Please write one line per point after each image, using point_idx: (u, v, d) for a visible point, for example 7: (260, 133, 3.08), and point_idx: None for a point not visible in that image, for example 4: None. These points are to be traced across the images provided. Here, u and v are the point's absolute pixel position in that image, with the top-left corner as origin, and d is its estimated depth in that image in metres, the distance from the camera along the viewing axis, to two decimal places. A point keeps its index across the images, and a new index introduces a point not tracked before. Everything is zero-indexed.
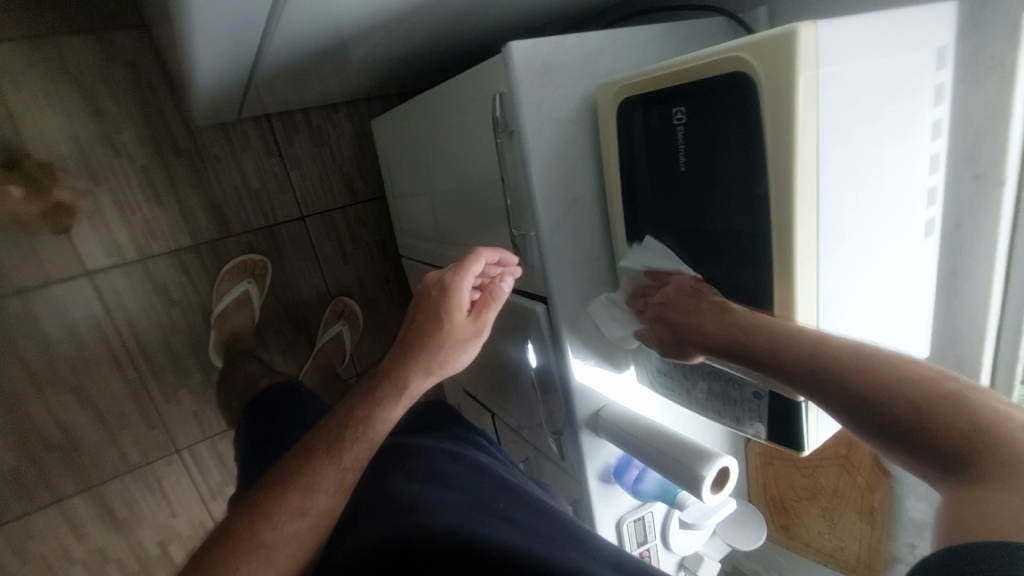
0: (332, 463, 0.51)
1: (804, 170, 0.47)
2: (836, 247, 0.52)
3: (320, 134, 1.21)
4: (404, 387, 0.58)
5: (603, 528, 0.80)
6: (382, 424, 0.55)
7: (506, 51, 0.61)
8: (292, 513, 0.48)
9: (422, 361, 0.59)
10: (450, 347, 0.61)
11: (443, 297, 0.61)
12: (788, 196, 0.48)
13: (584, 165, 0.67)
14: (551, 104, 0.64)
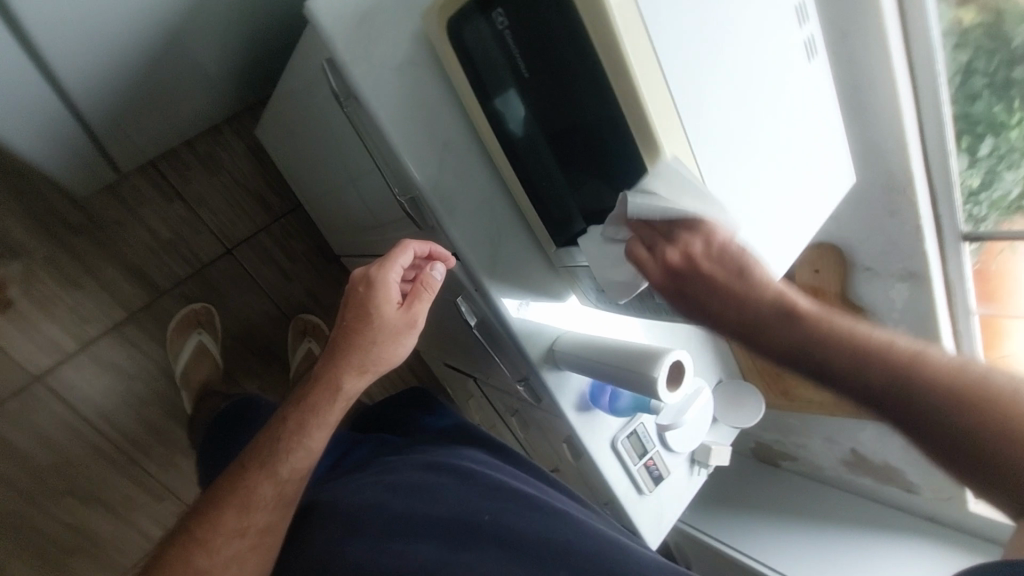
0: (269, 476, 0.55)
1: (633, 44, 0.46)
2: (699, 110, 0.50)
3: (213, 161, 1.14)
4: (338, 388, 0.59)
5: (598, 453, 0.80)
6: (318, 430, 0.58)
7: (309, 14, 0.57)
8: (230, 533, 0.52)
9: (353, 363, 0.59)
10: (384, 345, 0.60)
11: (371, 296, 0.59)
12: None
13: (442, 102, 0.61)
14: (380, 52, 0.59)
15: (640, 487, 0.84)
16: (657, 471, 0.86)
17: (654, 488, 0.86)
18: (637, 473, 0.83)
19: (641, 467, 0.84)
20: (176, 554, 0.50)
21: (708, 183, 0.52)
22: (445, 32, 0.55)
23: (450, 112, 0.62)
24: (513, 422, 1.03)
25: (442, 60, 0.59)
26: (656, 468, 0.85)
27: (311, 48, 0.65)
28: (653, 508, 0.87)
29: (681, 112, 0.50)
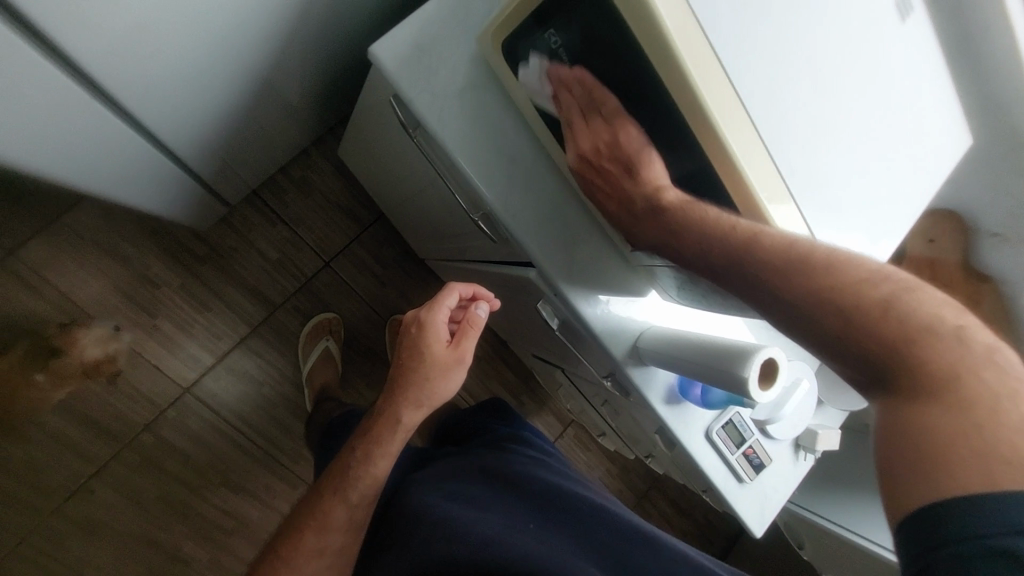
0: (340, 502, 0.61)
1: (689, 46, 0.43)
2: (778, 98, 0.46)
3: (306, 183, 1.24)
4: (398, 422, 0.64)
5: (692, 445, 0.78)
6: (383, 460, 0.63)
7: (372, 58, 0.60)
8: (309, 554, 0.59)
9: (407, 401, 0.63)
10: (434, 382, 0.64)
11: (422, 340, 0.63)
12: (677, 70, 0.43)
13: (505, 120, 0.63)
14: (441, 81, 0.61)
15: (741, 475, 0.82)
16: (759, 459, 0.83)
17: (757, 475, 0.84)
18: (736, 462, 0.81)
19: (740, 456, 0.81)
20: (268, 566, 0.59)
21: (792, 179, 0.48)
22: (500, 53, 0.55)
23: (514, 127, 0.63)
24: (604, 411, 1.03)
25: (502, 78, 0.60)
26: (757, 457, 0.82)
27: (377, 81, 0.69)
28: (756, 495, 0.85)
29: (758, 106, 0.45)
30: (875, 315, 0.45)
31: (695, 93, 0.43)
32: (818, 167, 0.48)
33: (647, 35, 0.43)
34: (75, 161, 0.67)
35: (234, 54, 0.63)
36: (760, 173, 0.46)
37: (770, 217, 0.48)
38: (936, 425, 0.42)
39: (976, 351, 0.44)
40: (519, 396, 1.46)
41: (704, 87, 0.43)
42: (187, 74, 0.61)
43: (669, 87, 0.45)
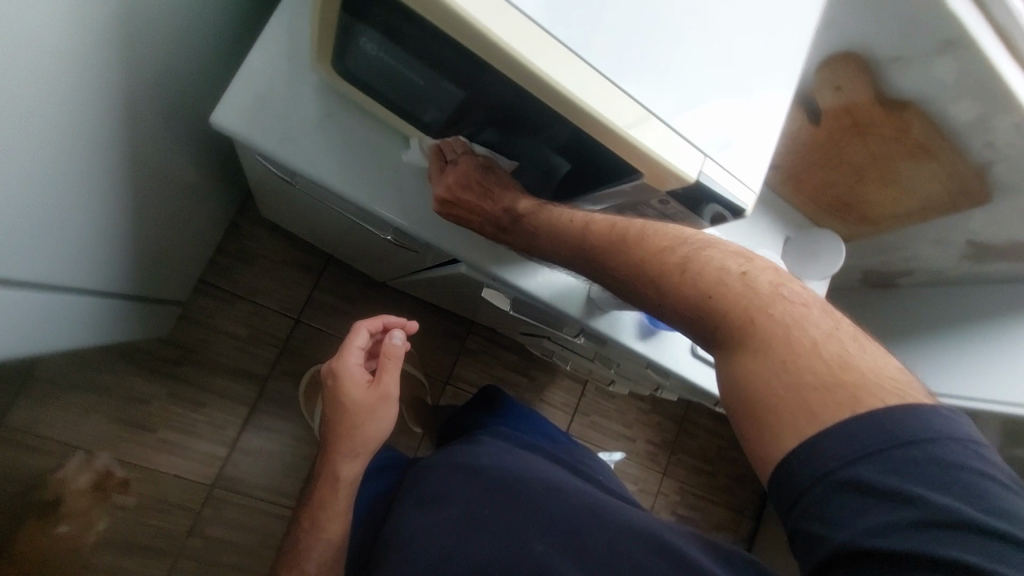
0: (308, 558, 0.71)
1: (487, 9, 0.39)
2: (604, 24, 0.42)
3: (247, 252, 1.23)
4: (340, 471, 0.72)
5: (683, 368, 0.79)
6: (334, 514, 0.72)
7: (218, 127, 0.57)
8: None
9: (343, 453, 0.71)
10: (363, 427, 0.71)
11: (341, 396, 0.68)
12: (487, 38, 0.39)
13: (371, 135, 0.63)
14: (295, 122, 0.59)
15: None
16: None
17: None
18: None
19: None
20: None
21: (653, 99, 0.44)
22: (335, 72, 0.55)
23: (383, 138, 0.63)
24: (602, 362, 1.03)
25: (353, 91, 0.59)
26: None
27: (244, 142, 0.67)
28: None
29: (585, 40, 0.42)
30: (730, 292, 0.46)
31: (514, 57, 0.40)
32: (684, 76, 0.45)
33: (442, 13, 0.39)
34: (31, 343, 0.67)
35: (111, 180, 0.62)
36: (615, 110, 0.43)
37: (650, 150, 0.45)
38: (791, 395, 0.42)
39: (851, 359, 0.42)
40: (527, 372, 1.48)
41: (529, 48, 0.40)
42: (79, 219, 0.60)
43: (489, 58, 0.41)
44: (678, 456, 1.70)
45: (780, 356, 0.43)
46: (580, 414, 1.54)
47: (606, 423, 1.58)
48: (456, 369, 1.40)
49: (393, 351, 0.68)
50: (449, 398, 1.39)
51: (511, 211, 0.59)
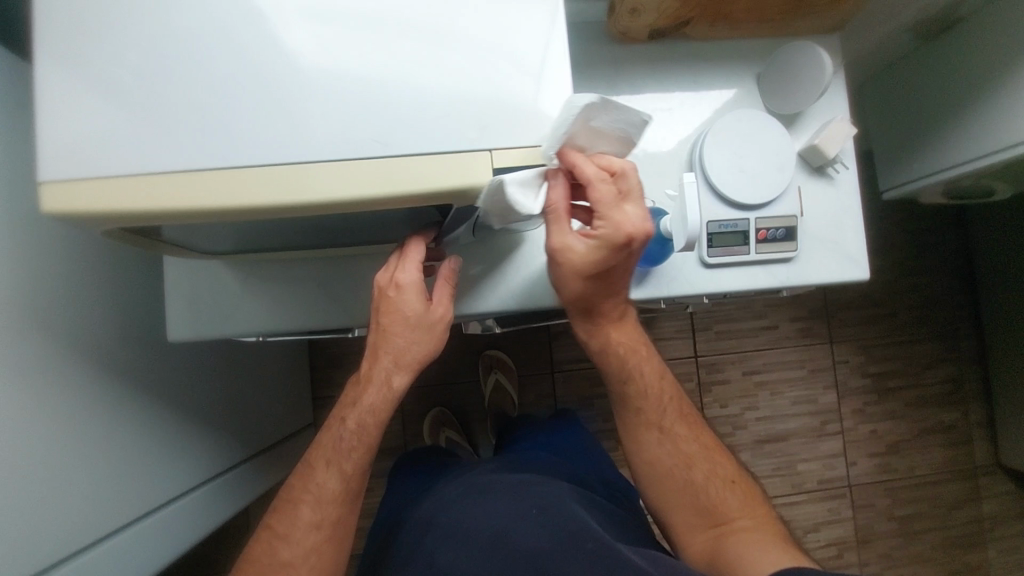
0: (334, 470, 0.64)
1: (204, 190, 0.41)
2: (310, 114, 0.41)
3: (334, 359, 1.39)
4: (389, 388, 0.63)
5: (703, 285, 0.70)
6: (371, 435, 0.64)
7: (177, 339, 0.66)
8: (308, 530, 0.63)
9: (398, 365, 0.62)
10: (397, 377, 0.62)
11: (398, 274, 0.58)
12: (221, 209, 0.41)
13: (282, 270, 0.66)
14: (222, 300, 0.66)
15: (782, 258, 0.70)
16: (782, 228, 0.70)
17: (798, 242, 0.70)
18: (763, 254, 0.69)
19: (761, 246, 0.69)
20: (263, 547, 0.64)
21: (400, 141, 0.42)
22: (215, 252, 0.61)
23: (294, 265, 0.67)
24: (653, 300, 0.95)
25: (251, 252, 0.63)
26: (779, 228, 0.70)
27: None
28: (818, 254, 0.71)
29: (301, 143, 0.41)
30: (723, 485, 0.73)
31: (251, 206, 0.41)
32: (417, 96, 0.42)
33: (180, 216, 0.42)
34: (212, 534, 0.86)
35: (166, 402, 0.76)
36: (368, 177, 0.41)
37: (416, 190, 0.42)
38: (709, 494, 0.73)
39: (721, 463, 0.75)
40: None
41: (244, 194, 0.41)
42: (166, 442, 0.75)
43: (243, 216, 0.43)
44: (838, 315, 1.49)
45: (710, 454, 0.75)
46: (701, 332, 1.45)
47: (735, 326, 1.46)
48: (556, 356, 1.41)
49: (445, 276, 0.62)
50: (563, 384, 1.40)
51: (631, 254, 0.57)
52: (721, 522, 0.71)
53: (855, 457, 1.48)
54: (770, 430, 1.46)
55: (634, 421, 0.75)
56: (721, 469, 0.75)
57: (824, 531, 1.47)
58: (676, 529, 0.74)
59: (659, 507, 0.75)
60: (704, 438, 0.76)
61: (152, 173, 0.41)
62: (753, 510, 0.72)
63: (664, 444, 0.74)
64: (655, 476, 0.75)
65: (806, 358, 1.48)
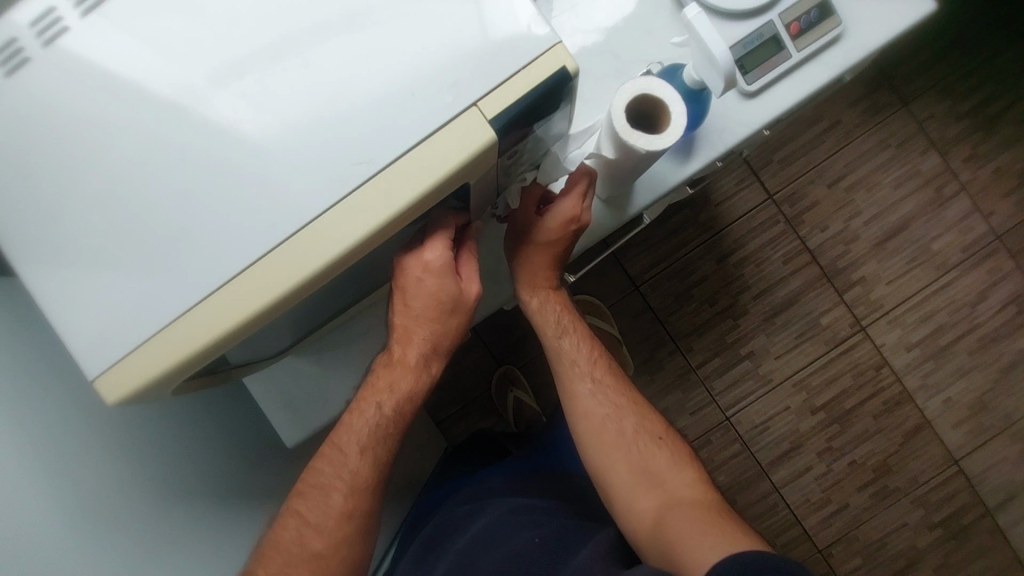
0: (357, 457, 0.58)
1: (236, 305, 0.37)
2: (289, 171, 0.37)
3: None
4: (426, 371, 0.58)
5: (759, 119, 0.61)
6: (401, 415, 0.58)
7: (297, 441, 0.66)
8: (323, 517, 0.58)
9: (434, 345, 0.56)
10: (435, 365, 0.58)
11: (427, 255, 0.49)
12: (259, 313, 0.38)
13: (350, 331, 0.64)
14: (313, 388, 0.65)
15: (830, 40, 0.59)
16: (813, 10, 0.59)
17: (838, 14, 0.59)
18: (806, 49, 0.59)
19: (800, 42, 0.59)
20: (277, 533, 0.58)
21: (387, 145, 0.36)
22: (284, 348, 0.59)
23: (357, 322, 0.64)
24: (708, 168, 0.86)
25: (313, 331, 0.61)
26: (810, 11, 0.59)
27: None
28: (867, 14, 0.60)
29: (298, 206, 0.37)
30: (670, 468, 0.66)
31: (286, 294, 0.37)
32: (376, 91, 0.36)
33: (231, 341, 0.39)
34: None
35: None
36: (378, 202, 0.36)
37: (425, 189, 0.36)
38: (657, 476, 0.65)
39: (669, 450, 0.68)
40: (682, 204, 1.33)
41: (269, 289, 0.37)
42: None
43: (287, 308, 0.39)
44: (898, 73, 1.31)
45: (661, 440, 0.69)
46: (764, 170, 1.32)
47: (795, 145, 1.32)
48: (633, 272, 1.34)
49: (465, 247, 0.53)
50: (656, 293, 1.34)
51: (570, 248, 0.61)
52: (653, 481, 0.65)
53: (991, 207, 1.32)
54: (885, 226, 1.33)
55: (566, 366, 0.71)
56: (649, 422, 0.70)
57: (995, 294, 1.33)
58: (616, 499, 0.66)
59: (595, 467, 0.69)
60: (632, 394, 0.72)
61: (177, 319, 0.38)
62: (681, 473, 0.66)
63: (599, 395, 0.70)
64: (591, 433, 0.69)
65: (886, 136, 1.31)
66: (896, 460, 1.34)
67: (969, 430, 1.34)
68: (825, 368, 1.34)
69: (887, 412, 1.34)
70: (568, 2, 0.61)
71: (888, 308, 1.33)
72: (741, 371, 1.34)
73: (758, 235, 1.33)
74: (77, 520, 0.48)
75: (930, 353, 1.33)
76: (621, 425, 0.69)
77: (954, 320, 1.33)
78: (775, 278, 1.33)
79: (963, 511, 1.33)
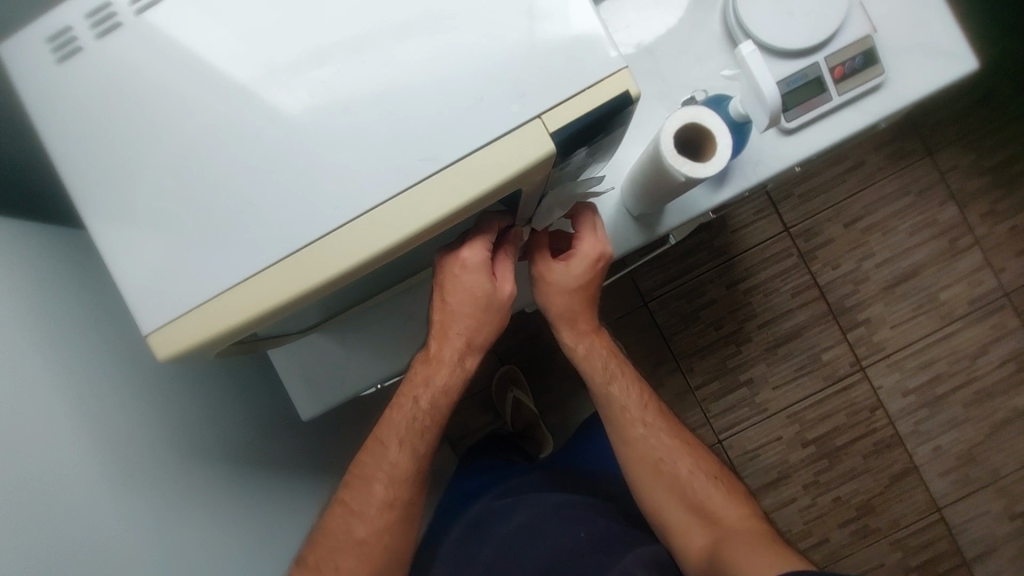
0: (398, 454, 0.60)
1: (296, 277, 0.39)
2: (358, 157, 0.39)
3: None
4: (458, 367, 0.59)
5: (794, 156, 0.62)
6: (432, 409, 0.60)
7: (311, 415, 0.68)
8: (373, 521, 0.60)
9: (463, 340, 0.57)
10: (470, 357, 0.59)
11: (465, 252, 0.51)
12: (319, 286, 0.40)
13: (375, 314, 0.66)
14: (333, 366, 0.66)
15: (872, 87, 0.61)
16: (858, 56, 0.60)
17: (881, 63, 0.61)
18: (848, 93, 0.61)
19: (842, 86, 0.61)
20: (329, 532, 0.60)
21: (452, 144, 0.38)
22: (312, 324, 0.61)
23: (383, 307, 0.66)
24: None
25: (342, 311, 0.63)
26: (855, 57, 0.60)
27: None
28: (910, 66, 0.62)
29: (362, 191, 0.39)
30: (724, 504, 0.69)
31: (344, 271, 0.39)
32: (447, 93, 0.38)
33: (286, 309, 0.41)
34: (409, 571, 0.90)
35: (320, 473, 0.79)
36: (441, 194, 0.38)
37: (481, 192, 0.38)
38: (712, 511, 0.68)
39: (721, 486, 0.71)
40: (700, 227, 1.35)
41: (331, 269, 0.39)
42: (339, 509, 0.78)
43: (344, 284, 0.41)
44: (926, 122, 1.33)
45: (713, 476, 0.72)
46: (784, 202, 1.34)
47: (817, 181, 1.34)
48: (645, 288, 1.35)
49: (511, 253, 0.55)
50: (664, 310, 1.36)
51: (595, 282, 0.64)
52: (712, 521, 0.68)
53: (1002, 263, 1.34)
54: (896, 271, 1.34)
55: (616, 413, 0.71)
56: (702, 463, 0.72)
57: (996, 350, 1.35)
58: (668, 526, 0.69)
59: (651, 511, 0.70)
60: (682, 435, 0.74)
61: (240, 284, 0.40)
62: (737, 509, 0.69)
63: (651, 438, 0.71)
64: (643, 470, 0.71)
65: (908, 182, 1.33)
66: (879, 501, 1.36)
67: (955, 480, 1.36)
68: (822, 403, 1.36)
69: (876, 453, 1.36)
70: (622, 21, 0.63)
71: (889, 351, 1.35)
72: (739, 397, 1.36)
73: (771, 265, 1.35)
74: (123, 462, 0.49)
75: (926, 400, 1.35)
76: (673, 462, 0.71)
77: (953, 370, 1.35)
78: (784, 309, 1.35)
79: (939, 558, 1.35)
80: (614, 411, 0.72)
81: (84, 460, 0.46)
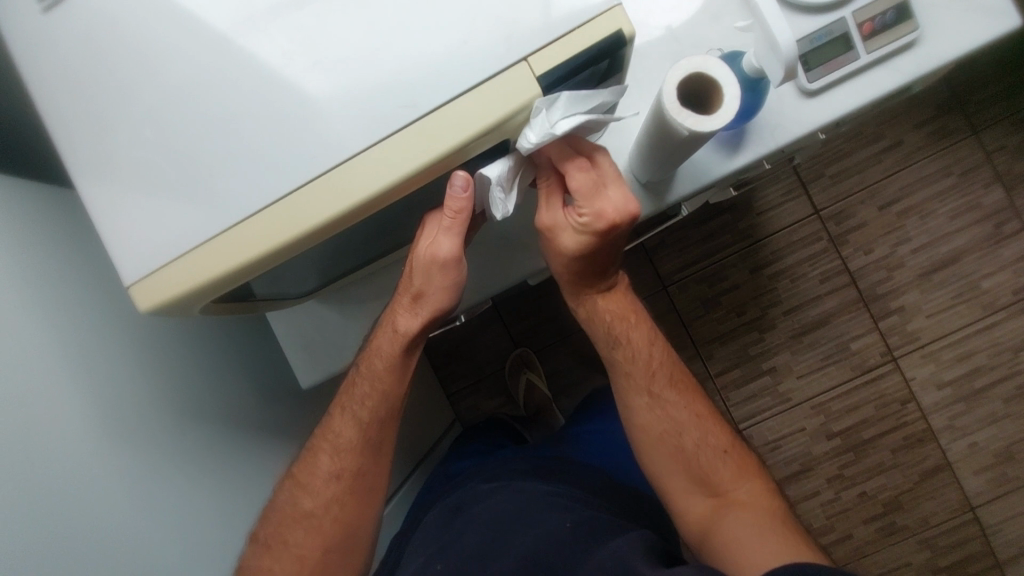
0: (350, 415, 0.60)
1: (239, 225, 0.39)
2: (338, 107, 0.37)
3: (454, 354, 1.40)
4: (398, 330, 0.56)
5: (816, 120, 0.59)
6: (383, 374, 0.58)
7: (312, 383, 0.68)
8: (327, 481, 0.61)
9: (402, 297, 0.55)
10: (402, 321, 0.56)
11: (426, 217, 0.52)
12: (255, 227, 0.38)
13: (375, 284, 0.65)
14: (333, 335, 0.66)
15: (904, 45, 0.56)
16: (890, 11, 0.56)
17: (915, 18, 0.56)
18: (876, 51, 0.56)
19: (870, 44, 0.56)
20: (286, 495, 0.61)
21: (435, 92, 0.36)
22: (310, 291, 0.61)
23: (381, 276, 0.65)
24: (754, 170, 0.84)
25: (339, 279, 0.62)
26: (887, 11, 0.56)
27: None
28: (948, 21, 0.57)
29: (341, 142, 0.37)
30: (735, 475, 0.67)
31: (268, 211, 0.38)
32: (431, 39, 0.36)
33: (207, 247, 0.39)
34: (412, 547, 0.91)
35: None
36: (404, 142, 0.37)
37: (465, 139, 0.37)
38: (722, 482, 0.67)
39: (734, 455, 0.69)
40: (724, 208, 1.29)
41: (268, 250, 0.39)
42: None
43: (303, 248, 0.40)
44: (973, 99, 1.25)
45: (723, 446, 0.69)
46: (813, 183, 1.28)
47: (850, 162, 1.27)
48: (663, 271, 1.31)
49: (459, 213, 0.47)
50: (683, 294, 1.32)
51: (618, 241, 0.57)
52: (719, 494, 0.66)
53: None
54: (935, 257, 1.27)
55: (619, 378, 0.70)
56: (712, 435, 0.69)
57: None
58: (675, 493, 0.68)
59: (652, 474, 0.70)
60: (696, 406, 0.70)
61: (202, 247, 0.39)
62: (747, 485, 0.67)
63: (656, 409, 0.69)
64: (649, 438, 0.69)
65: (950, 163, 1.25)
66: (908, 498, 1.30)
67: (989, 479, 1.29)
68: (848, 394, 1.30)
69: (907, 448, 1.30)
70: None
71: (923, 342, 1.28)
72: (760, 386, 1.31)
73: (798, 249, 1.29)
74: (109, 424, 0.50)
75: (961, 394, 1.28)
76: (681, 431, 0.69)
77: (992, 364, 1.28)
78: (810, 296, 1.30)
79: (970, 560, 1.29)
80: (622, 371, 0.70)
81: (69, 418, 0.47)
